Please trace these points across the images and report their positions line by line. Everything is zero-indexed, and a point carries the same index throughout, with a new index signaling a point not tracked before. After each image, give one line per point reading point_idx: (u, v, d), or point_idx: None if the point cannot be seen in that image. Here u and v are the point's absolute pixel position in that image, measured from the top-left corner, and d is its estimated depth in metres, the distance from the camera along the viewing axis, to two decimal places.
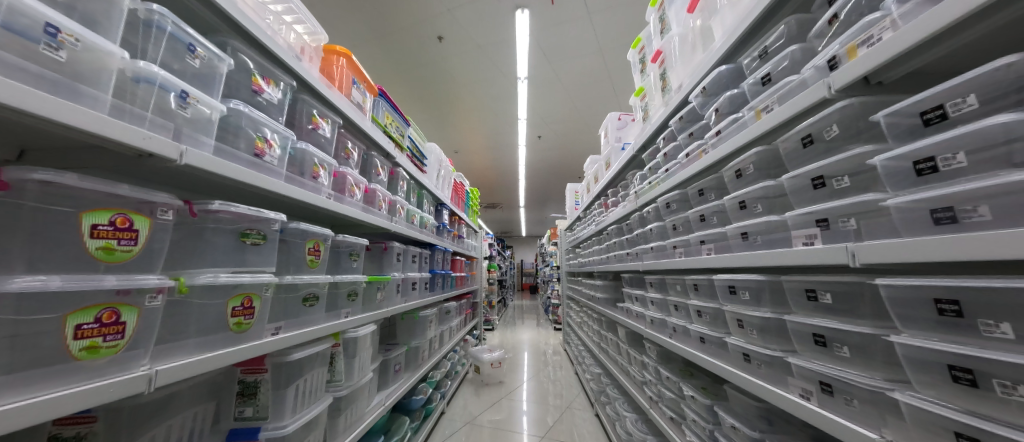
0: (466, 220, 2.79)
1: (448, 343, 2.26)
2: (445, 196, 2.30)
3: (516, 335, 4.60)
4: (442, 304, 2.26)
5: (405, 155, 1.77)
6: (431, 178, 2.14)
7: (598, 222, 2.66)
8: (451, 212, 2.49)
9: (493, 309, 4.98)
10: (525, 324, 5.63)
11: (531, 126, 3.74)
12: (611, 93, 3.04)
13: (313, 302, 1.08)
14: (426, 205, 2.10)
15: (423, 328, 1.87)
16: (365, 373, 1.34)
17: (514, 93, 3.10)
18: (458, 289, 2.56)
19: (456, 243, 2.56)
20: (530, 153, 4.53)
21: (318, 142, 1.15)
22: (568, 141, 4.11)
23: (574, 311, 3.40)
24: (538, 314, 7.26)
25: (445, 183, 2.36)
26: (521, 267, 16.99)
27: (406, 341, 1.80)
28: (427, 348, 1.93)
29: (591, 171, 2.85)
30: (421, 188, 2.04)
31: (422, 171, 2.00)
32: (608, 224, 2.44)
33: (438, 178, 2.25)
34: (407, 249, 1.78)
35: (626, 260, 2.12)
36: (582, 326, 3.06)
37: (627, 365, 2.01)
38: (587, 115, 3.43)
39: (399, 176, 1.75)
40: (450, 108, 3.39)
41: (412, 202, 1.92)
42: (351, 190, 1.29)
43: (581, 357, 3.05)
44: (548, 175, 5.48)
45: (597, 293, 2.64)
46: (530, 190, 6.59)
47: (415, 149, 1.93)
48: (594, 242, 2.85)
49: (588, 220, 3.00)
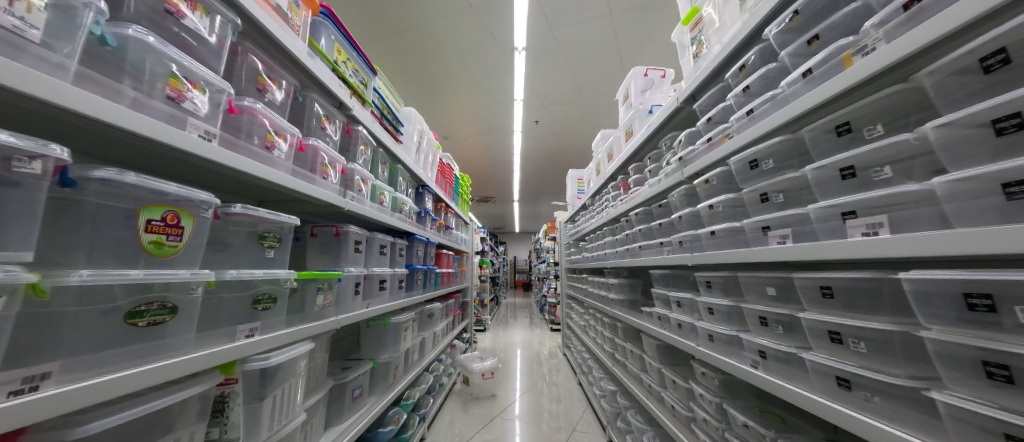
0: (455, 208, 2.47)
1: (432, 352, 1.96)
2: (428, 177, 1.98)
3: (509, 336, 4.30)
4: (423, 306, 1.93)
5: (369, 112, 1.46)
6: (409, 151, 1.82)
7: (611, 208, 2.37)
8: (437, 197, 2.18)
9: (485, 308, 4.66)
10: (519, 324, 5.34)
11: (529, 109, 3.42)
12: (618, 66, 2.73)
13: (155, 319, 0.65)
14: (401, 183, 1.78)
15: (399, 339, 1.56)
16: (296, 415, 1.01)
17: (509, 66, 2.76)
18: (445, 287, 2.25)
19: (442, 235, 2.25)
20: (526, 141, 4.22)
21: (192, 46, 0.76)
22: (568, 127, 3.81)
23: (576, 312, 3.11)
24: (531, 312, 6.97)
25: (428, 161, 2.04)
26: (515, 264, 16.76)
27: (373, 356, 1.47)
28: (401, 363, 1.60)
29: (603, 146, 2.56)
30: (391, 163, 1.74)
31: (396, 140, 1.68)
32: (626, 207, 2.14)
33: (418, 154, 1.93)
34: (374, 238, 1.44)
35: (653, 254, 1.81)
36: (588, 330, 2.77)
37: (659, 388, 1.67)
38: (590, 94, 3.12)
39: (361, 140, 1.44)
40: (439, 84, 3.05)
41: (382, 179, 1.61)
42: (268, 139, 0.96)
43: (586, 367, 2.75)
44: (544, 165, 5.17)
45: (608, 293, 2.35)
46: (524, 182, 6.27)
47: (386, 109, 1.61)
48: (605, 232, 2.55)
49: (597, 207, 2.68)
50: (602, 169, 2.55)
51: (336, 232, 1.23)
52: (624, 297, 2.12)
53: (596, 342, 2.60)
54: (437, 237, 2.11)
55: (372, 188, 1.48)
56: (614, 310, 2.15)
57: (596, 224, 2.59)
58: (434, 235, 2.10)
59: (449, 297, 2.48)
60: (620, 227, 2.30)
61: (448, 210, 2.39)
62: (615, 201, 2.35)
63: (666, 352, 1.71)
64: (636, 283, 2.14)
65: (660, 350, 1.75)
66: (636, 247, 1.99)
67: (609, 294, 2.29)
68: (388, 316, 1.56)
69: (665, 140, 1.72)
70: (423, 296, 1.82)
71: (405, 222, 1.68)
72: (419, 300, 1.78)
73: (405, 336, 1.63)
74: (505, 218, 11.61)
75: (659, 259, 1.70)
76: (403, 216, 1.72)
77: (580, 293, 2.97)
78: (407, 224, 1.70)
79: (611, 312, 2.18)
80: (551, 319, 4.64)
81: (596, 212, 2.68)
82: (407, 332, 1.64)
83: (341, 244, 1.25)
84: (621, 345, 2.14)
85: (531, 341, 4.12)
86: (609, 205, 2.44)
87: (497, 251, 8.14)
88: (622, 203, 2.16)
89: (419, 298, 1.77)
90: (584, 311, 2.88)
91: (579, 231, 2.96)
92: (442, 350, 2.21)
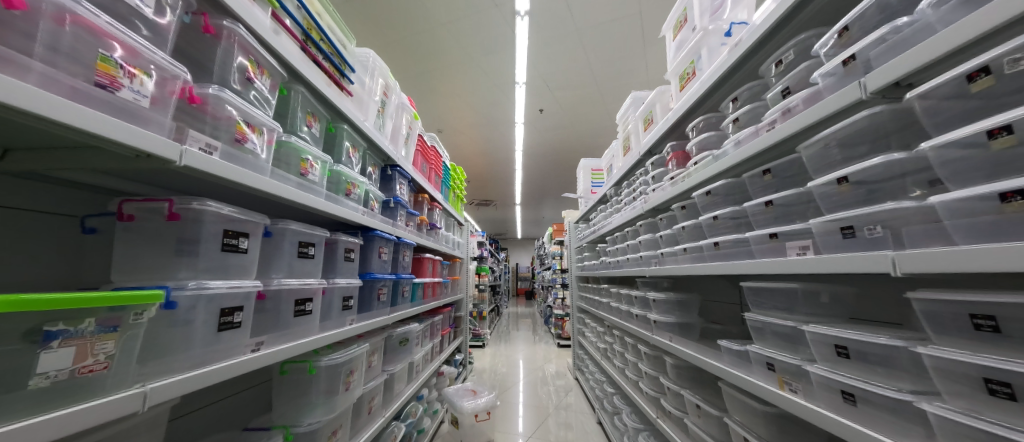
0: (443, 202, 2.00)
1: (407, 390, 1.43)
2: (400, 154, 1.43)
3: (509, 353, 3.76)
4: (391, 331, 1.41)
5: (268, 14, 0.79)
6: (365, 108, 1.21)
7: (630, 209, 1.79)
8: (415, 185, 1.71)
9: (482, 321, 4.13)
10: (521, 339, 4.78)
11: (535, 94, 3.02)
12: (637, 37, 2.34)
13: None
14: (350, 154, 1.19)
15: (340, 390, 0.99)
16: None
17: (510, 39, 2.38)
18: (430, 304, 1.79)
19: (424, 236, 1.73)
20: (530, 134, 3.81)
21: None
22: (576, 117, 3.42)
23: (589, 328, 2.59)
24: (534, 324, 6.40)
25: (398, 133, 1.46)
26: (517, 271, 16.30)
27: (287, 423, 0.91)
28: (347, 425, 1.05)
29: (625, 118, 1.91)
30: (326, 120, 1.11)
31: (343, 90, 1.07)
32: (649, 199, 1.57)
33: (382, 120, 1.34)
34: (285, 230, 0.88)
35: (685, 259, 1.29)
36: (606, 351, 2.24)
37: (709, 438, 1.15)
38: (603, 74, 2.74)
39: (251, 57, 0.77)
40: (429, 64, 2.67)
41: (308, 137, 0.99)
42: None
43: (601, 396, 2.22)
44: (548, 163, 4.76)
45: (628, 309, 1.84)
46: (526, 183, 5.85)
47: (311, 23, 0.94)
48: (623, 236, 1.97)
49: (622, 198, 2.01)
50: (622, 158, 1.94)
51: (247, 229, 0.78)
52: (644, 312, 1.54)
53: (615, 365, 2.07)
54: (414, 239, 1.59)
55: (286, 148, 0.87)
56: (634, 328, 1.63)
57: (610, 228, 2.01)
58: (414, 234, 1.61)
59: (438, 314, 2.00)
60: (640, 230, 1.76)
61: (432, 203, 1.92)
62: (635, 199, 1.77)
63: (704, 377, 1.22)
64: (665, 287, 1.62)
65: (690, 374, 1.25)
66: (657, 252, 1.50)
67: (632, 309, 1.74)
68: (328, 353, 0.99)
69: (760, 75, 1.01)
70: (396, 314, 1.34)
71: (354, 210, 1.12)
72: (390, 321, 1.28)
73: (356, 383, 1.07)
74: (506, 223, 11.22)
75: (688, 267, 1.21)
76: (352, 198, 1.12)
77: (594, 307, 2.44)
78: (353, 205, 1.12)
79: (633, 330, 1.67)
80: (557, 333, 4.10)
81: (612, 212, 2.10)
82: (357, 376, 1.08)
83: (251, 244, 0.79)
84: (647, 373, 1.62)
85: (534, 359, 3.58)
86: (628, 201, 1.85)
87: (497, 257, 7.62)
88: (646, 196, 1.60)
89: (387, 319, 1.27)
90: (602, 330, 2.31)
91: (590, 236, 2.37)
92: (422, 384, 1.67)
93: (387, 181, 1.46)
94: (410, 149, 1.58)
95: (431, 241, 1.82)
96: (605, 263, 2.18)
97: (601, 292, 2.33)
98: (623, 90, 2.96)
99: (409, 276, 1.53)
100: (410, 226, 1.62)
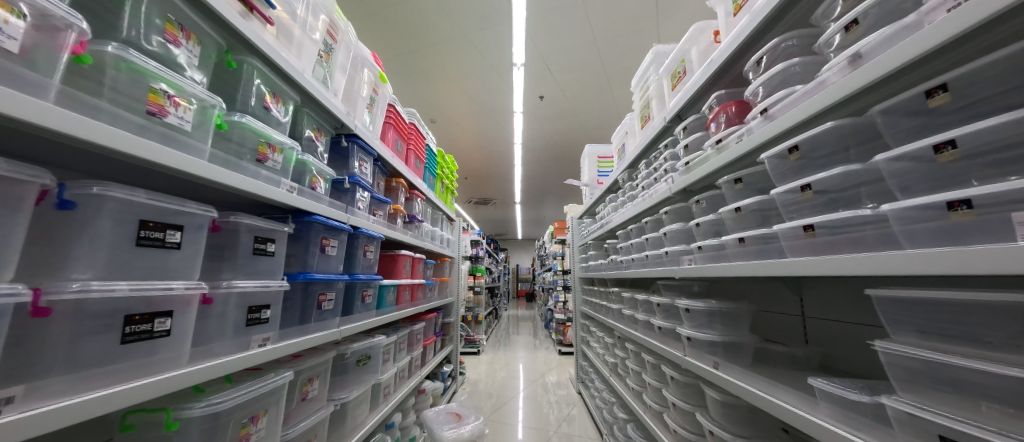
0: (423, 190, 1.74)
1: (370, 419, 1.14)
2: (354, 119, 1.13)
3: (506, 361, 3.45)
4: (343, 348, 1.10)
5: None
6: (294, 45, 0.86)
7: (645, 196, 1.46)
8: (384, 168, 1.43)
9: (478, 325, 3.83)
10: (520, 344, 4.48)
11: (535, 77, 2.76)
12: (649, 9, 2.09)
13: None
14: (271, 106, 0.84)
15: None
16: None
17: (506, 10, 2.12)
18: (407, 310, 1.50)
19: (396, 228, 1.45)
20: (530, 123, 3.54)
21: None
22: (580, 104, 3.15)
23: (595, 337, 2.27)
24: (535, 328, 6.05)
25: (353, 92, 1.15)
26: (518, 273, 16.04)
27: None
28: None
29: (642, 76, 1.51)
30: (222, 49, 0.75)
31: (246, 3, 0.70)
32: (671, 181, 1.24)
33: (327, 69, 1.01)
34: (104, 201, 0.51)
35: (721, 257, 1.00)
36: (613, 366, 1.92)
37: None
38: (609, 53, 2.48)
39: None
40: (417, 42, 2.42)
41: (180, 67, 0.62)
42: None
43: (608, 415, 1.92)
44: (549, 157, 4.49)
45: (643, 318, 1.54)
46: (526, 180, 5.58)
47: None
48: (637, 229, 1.65)
49: (632, 182, 1.70)
50: (636, 136, 1.61)
51: (40, 194, 0.47)
52: (666, 324, 1.25)
53: (623, 381, 1.77)
54: (382, 230, 1.30)
55: (125, 72, 0.51)
56: (649, 342, 1.34)
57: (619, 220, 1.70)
58: (381, 225, 1.32)
59: (419, 321, 1.72)
60: (659, 220, 1.44)
61: (410, 192, 1.65)
62: (653, 183, 1.44)
63: (743, 415, 0.93)
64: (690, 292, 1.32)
65: (723, 407, 0.97)
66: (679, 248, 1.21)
67: (648, 318, 1.44)
68: (224, 390, 0.70)
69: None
70: (349, 327, 1.05)
71: (275, 180, 0.82)
72: (338, 336, 0.99)
73: (271, 430, 0.77)
74: (506, 224, 10.97)
75: (725, 268, 0.92)
76: (273, 165, 0.81)
77: (600, 313, 2.13)
78: (274, 174, 0.81)
79: (647, 344, 1.35)
80: (558, 339, 3.79)
81: (624, 201, 1.77)
82: (273, 418, 0.79)
83: (3, 222, 0.40)
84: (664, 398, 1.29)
85: (534, 367, 3.27)
86: (644, 187, 1.52)
87: (496, 258, 7.33)
88: (666, 177, 1.28)
89: (332, 334, 0.97)
90: (609, 341, 2.00)
91: (597, 232, 2.04)
92: (394, 408, 1.37)
93: (344, 159, 1.18)
94: (373, 117, 1.30)
95: (407, 235, 1.54)
96: (615, 261, 1.87)
97: (609, 295, 2.01)
98: (631, 72, 2.70)
99: (372, 277, 1.25)
100: (377, 215, 1.34)
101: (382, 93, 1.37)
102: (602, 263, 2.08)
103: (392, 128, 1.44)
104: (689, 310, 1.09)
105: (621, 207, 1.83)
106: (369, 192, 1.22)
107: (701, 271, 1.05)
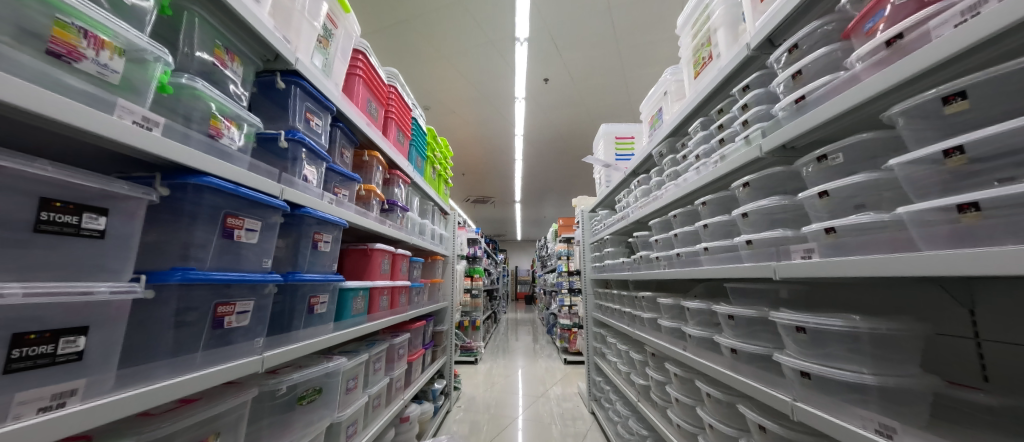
0: (409, 174, 1.47)
1: None
2: (294, 50, 0.86)
3: (506, 370, 3.14)
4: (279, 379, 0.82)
5: None
6: None
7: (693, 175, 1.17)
8: (353, 136, 1.19)
9: (476, 331, 3.53)
10: (521, 351, 4.16)
11: (540, 56, 2.49)
12: None
13: None
14: None
15: None
16: None
17: None
18: (385, 320, 1.22)
19: (370, 214, 1.18)
20: (532, 112, 3.27)
21: None
22: (589, 89, 2.89)
23: (611, 347, 1.98)
24: (535, 333, 5.74)
25: (288, 8, 0.86)
26: (516, 275, 15.76)
27: None
28: None
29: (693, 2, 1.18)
30: None
31: None
32: (737, 150, 0.96)
33: None
34: None
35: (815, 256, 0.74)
36: (638, 386, 1.63)
37: None
38: (625, 28, 2.22)
39: None
40: (410, 13, 2.15)
41: None
42: None
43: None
44: (552, 151, 4.22)
45: (695, 332, 1.26)
46: (528, 176, 5.28)
47: None
48: (680, 217, 1.35)
49: (670, 155, 1.41)
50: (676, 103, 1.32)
51: None
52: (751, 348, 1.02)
53: (656, 407, 1.45)
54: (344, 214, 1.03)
55: None
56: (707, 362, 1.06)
57: (648, 210, 1.42)
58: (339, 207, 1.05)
59: (404, 331, 1.44)
60: (734, 196, 1.12)
61: (390, 173, 1.39)
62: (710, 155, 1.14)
63: None
64: (839, 286, 0.98)
65: None
66: (749, 241, 0.94)
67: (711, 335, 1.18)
68: None
69: None
70: (278, 353, 0.78)
71: (108, 103, 0.50)
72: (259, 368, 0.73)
73: None
74: (505, 224, 10.71)
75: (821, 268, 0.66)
76: (94, 70, 0.48)
77: (619, 322, 1.84)
78: (99, 91, 0.49)
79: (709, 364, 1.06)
80: (562, 347, 3.48)
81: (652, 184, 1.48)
82: None
83: None
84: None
85: (537, 377, 2.96)
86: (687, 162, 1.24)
87: (495, 258, 7.02)
88: (728, 145, 0.99)
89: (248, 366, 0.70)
90: (629, 355, 1.72)
91: (619, 224, 1.73)
92: None
93: (271, 121, 0.92)
94: (329, 56, 1.02)
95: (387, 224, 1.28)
96: (641, 259, 1.58)
97: (637, 301, 1.71)
98: (648, 50, 2.42)
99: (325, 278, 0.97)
100: (338, 196, 1.08)
101: (343, 27, 1.08)
102: (620, 261, 1.79)
103: (361, 82, 1.19)
104: (803, 330, 0.84)
105: (652, 192, 1.53)
106: (327, 162, 0.97)
107: (788, 274, 0.78)
